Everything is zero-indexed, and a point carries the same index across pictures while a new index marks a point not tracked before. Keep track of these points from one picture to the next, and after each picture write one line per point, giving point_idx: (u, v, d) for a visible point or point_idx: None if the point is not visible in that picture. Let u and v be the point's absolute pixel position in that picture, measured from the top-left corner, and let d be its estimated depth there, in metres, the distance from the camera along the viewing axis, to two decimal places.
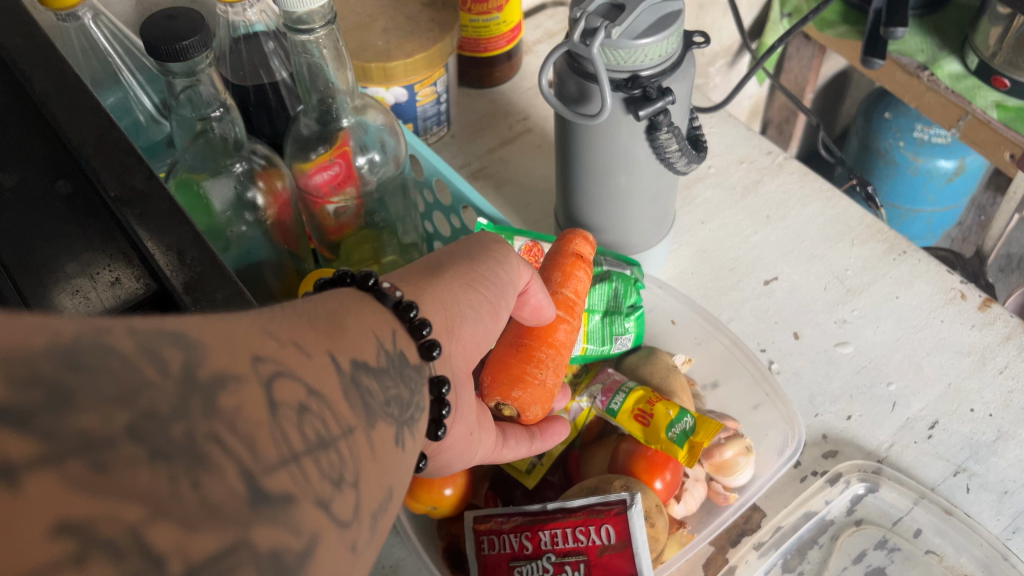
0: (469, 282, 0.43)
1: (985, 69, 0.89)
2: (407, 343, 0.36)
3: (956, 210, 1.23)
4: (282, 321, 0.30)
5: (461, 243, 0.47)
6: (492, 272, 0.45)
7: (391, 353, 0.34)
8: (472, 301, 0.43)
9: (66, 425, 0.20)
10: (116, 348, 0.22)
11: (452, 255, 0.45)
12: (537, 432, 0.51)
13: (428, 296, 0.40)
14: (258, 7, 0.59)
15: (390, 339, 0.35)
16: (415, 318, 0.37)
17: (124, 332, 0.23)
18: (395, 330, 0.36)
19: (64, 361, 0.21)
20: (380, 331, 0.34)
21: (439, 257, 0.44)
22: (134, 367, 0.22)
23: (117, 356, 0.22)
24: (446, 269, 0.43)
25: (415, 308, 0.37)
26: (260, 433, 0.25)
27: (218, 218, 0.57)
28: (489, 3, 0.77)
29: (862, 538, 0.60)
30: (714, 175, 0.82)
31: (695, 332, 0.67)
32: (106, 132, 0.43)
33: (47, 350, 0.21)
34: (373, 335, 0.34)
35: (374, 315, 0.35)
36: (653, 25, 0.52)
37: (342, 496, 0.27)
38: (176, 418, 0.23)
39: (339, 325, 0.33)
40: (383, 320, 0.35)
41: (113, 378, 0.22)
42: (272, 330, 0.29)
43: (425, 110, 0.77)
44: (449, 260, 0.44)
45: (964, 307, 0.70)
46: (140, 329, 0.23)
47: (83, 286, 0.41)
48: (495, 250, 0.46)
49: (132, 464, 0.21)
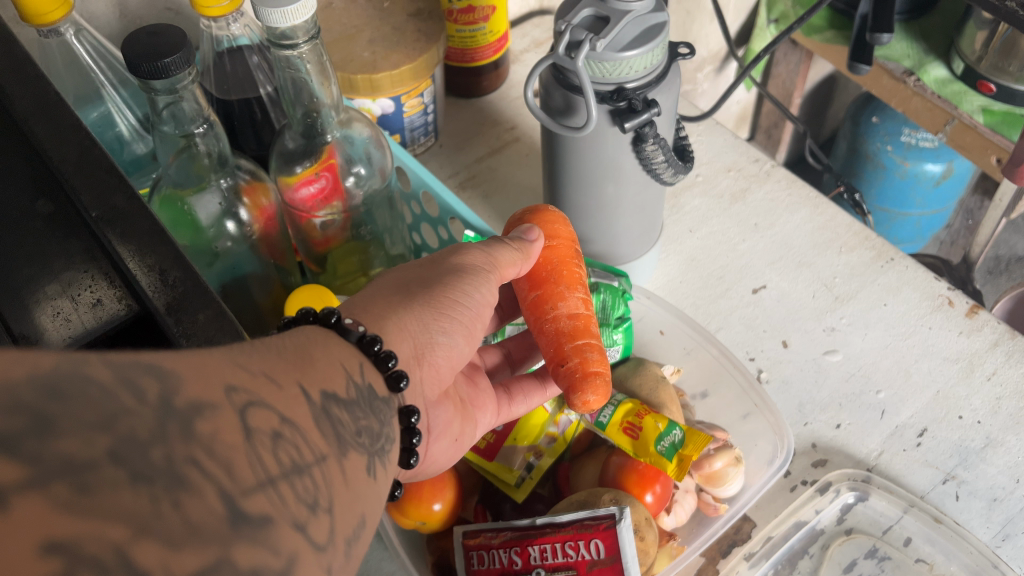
0: (439, 310, 0.43)
1: (971, 73, 0.89)
2: (375, 377, 0.36)
3: (944, 214, 1.24)
4: (251, 354, 0.30)
5: (433, 262, 0.47)
6: (467, 296, 0.45)
7: (360, 385, 0.34)
8: (445, 327, 0.43)
9: (50, 449, 0.20)
10: (94, 378, 0.22)
11: (422, 280, 0.45)
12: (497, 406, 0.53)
13: (392, 329, 0.41)
14: (241, 22, 0.59)
15: (358, 371, 0.35)
16: (381, 351, 0.37)
17: (100, 362, 0.23)
18: (363, 363, 0.36)
19: (47, 391, 0.21)
20: (348, 363, 0.34)
21: (408, 280, 0.45)
22: (112, 396, 0.23)
23: (94, 385, 0.22)
24: (416, 293, 0.43)
25: (379, 341, 0.37)
26: (237, 458, 0.25)
27: (205, 234, 0.57)
28: (475, 13, 0.77)
29: (852, 547, 0.60)
30: (701, 183, 0.82)
31: (683, 341, 0.67)
32: (88, 150, 0.42)
33: (28, 380, 0.21)
34: (342, 367, 0.34)
35: (341, 349, 0.35)
36: (638, 37, 0.52)
37: (317, 520, 0.27)
38: (155, 443, 0.23)
39: (307, 357, 0.33)
40: (350, 353, 0.35)
41: (92, 405, 0.22)
42: (241, 361, 0.29)
43: (412, 121, 0.77)
44: (418, 282, 0.44)
45: (952, 313, 0.70)
46: (115, 361, 0.24)
47: (64, 307, 0.41)
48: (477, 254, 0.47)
49: (114, 486, 0.21)
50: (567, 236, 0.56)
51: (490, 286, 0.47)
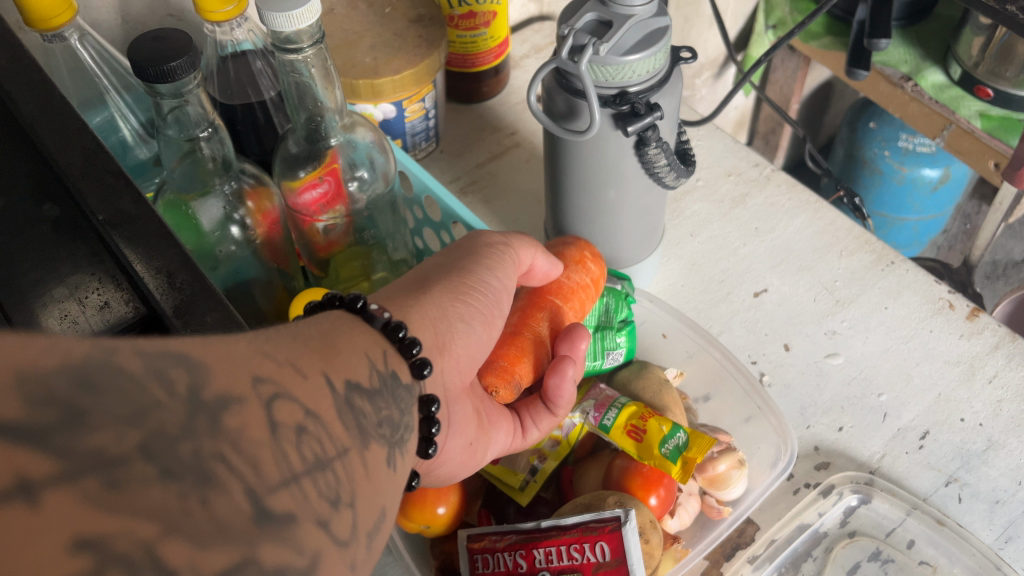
0: (457, 295, 0.44)
1: (968, 78, 0.89)
2: (398, 364, 0.36)
3: (941, 218, 1.24)
4: (278, 342, 0.30)
5: (453, 248, 0.49)
6: (481, 278, 0.46)
7: (383, 373, 0.34)
8: (462, 314, 0.43)
9: (80, 445, 0.20)
10: (125, 369, 0.23)
11: (438, 269, 0.46)
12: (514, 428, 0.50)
13: (414, 317, 0.41)
14: (246, 26, 0.59)
15: (382, 360, 0.35)
16: (405, 338, 0.37)
17: (132, 352, 0.23)
18: (386, 350, 0.36)
19: (78, 382, 0.21)
20: (371, 351, 0.34)
21: (428, 271, 0.46)
22: (142, 389, 0.23)
23: (126, 377, 0.22)
24: (436, 285, 0.44)
25: (404, 328, 0.37)
26: (263, 453, 0.25)
27: (208, 238, 0.57)
28: (476, 19, 0.78)
29: (855, 550, 0.60)
30: (701, 188, 0.82)
31: (686, 345, 0.67)
32: (93, 154, 0.42)
33: (58, 371, 0.21)
34: (366, 356, 0.34)
35: (364, 336, 0.35)
36: (640, 41, 0.52)
37: (340, 516, 0.27)
38: (184, 437, 0.23)
39: (332, 346, 0.33)
40: (373, 340, 0.35)
41: (124, 399, 0.22)
42: (269, 351, 0.29)
43: (413, 126, 0.77)
44: (441, 272, 0.46)
45: (953, 316, 0.70)
46: (147, 351, 0.24)
47: (72, 310, 0.41)
48: (484, 251, 0.48)
49: (143, 482, 0.21)
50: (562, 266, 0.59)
51: (504, 271, 0.48)
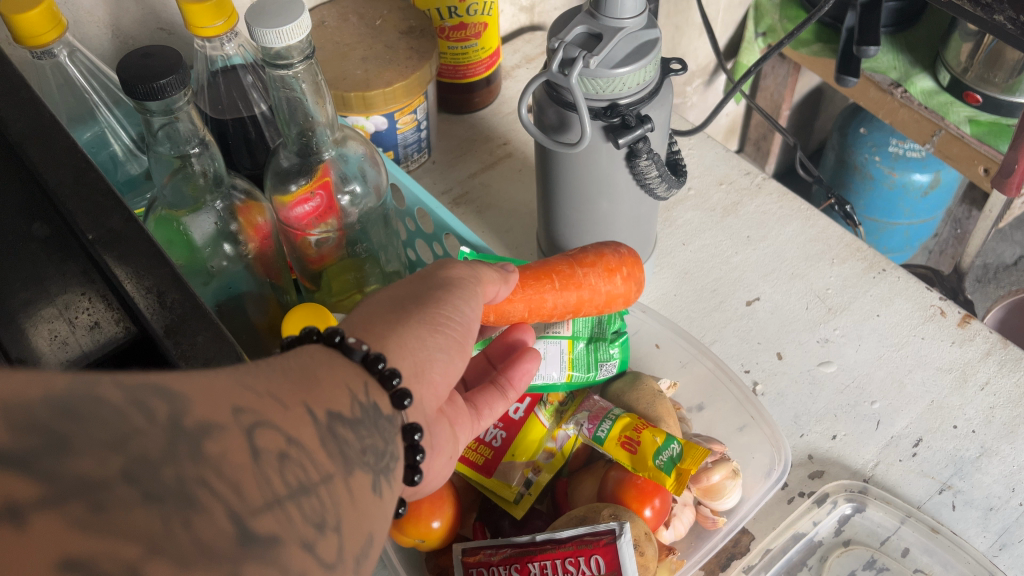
0: (435, 325, 0.43)
1: (956, 85, 0.90)
2: (379, 395, 0.36)
3: (932, 223, 1.24)
4: (258, 376, 0.30)
5: (419, 278, 0.47)
6: (455, 308, 0.45)
7: (365, 404, 0.34)
8: (440, 344, 0.43)
9: (65, 469, 0.21)
10: (106, 399, 0.23)
11: (411, 296, 0.45)
12: (475, 409, 0.51)
13: (393, 345, 0.40)
14: (235, 41, 0.59)
15: (363, 391, 0.35)
16: (386, 369, 0.36)
17: (111, 383, 0.23)
18: (367, 381, 0.36)
19: (61, 411, 0.22)
20: (352, 383, 0.34)
21: (400, 297, 0.44)
22: (124, 417, 0.23)
23: (107, 406, 0.23)
24: (414, 315, 0.43)
25: (383, 359, 0.36)
26: (245, 477, 0.25)
27: (199, 253, 0.57)
28: (467, 30, 0.78)
29: (851, 558, 0.61)
30: (693, 197, 0.82)
31: (680, 355, 0.68)
32: (83, 171, 0.42)
33: (42, 401, 0.21)
34: (347, 387, 0.34)
35: (345, 369, 0.35)
36: (630, 54, 0.53)
37: (325, 540, 0.27)
38: (166, 462, 0.23)
39: (312, 379, 0.33)
40: (354, 373, 0.35)
41: (106, 426, 0.22)
42: (249, 383, 0.29)
43: (405, 137, 0.77)
44: (409, 295, 0.44)
45: (944, 323, 0.71)
46: (127, 382, 0.24)
47: (61, 330, 0.41)
48: (456, 288, 0.46)
49: (127, 505, 0.22)
50: (591, 294, 0.59)
51: (476, 300, 0.47)
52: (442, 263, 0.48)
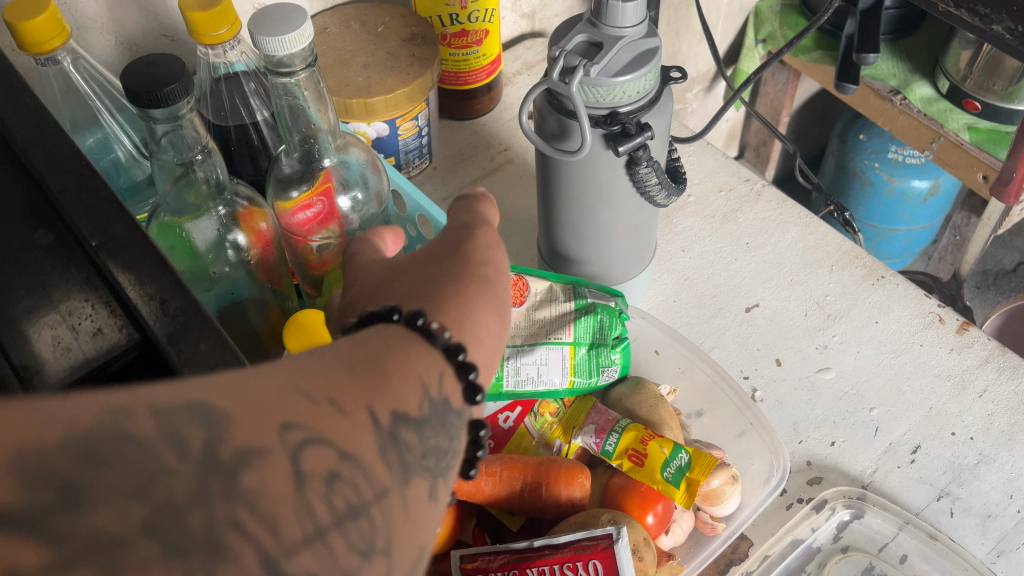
0: (498, 309, 0.37)
1: (955, 92, 0.91)
2: (454, 388, 0.33)
3: (931, 229, 1.25)
4: (320, 371, 0.29)
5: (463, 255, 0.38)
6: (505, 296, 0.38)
7: (436, 400, 0.31)
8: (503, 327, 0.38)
9: (77, 528, 0.21)
10: (132, 433, 0.23)
11: (481, 271, 0.38)
12: None
13: (468, 330, 0.35)
14: (238, 49, 0.60)
15: (436, 383, 0.32)
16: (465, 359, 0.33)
17: (146, 412, 0.24)
18: (444, 373, 0.32)
19: (81, 457, 0.22)
20: (427, 375, 0.31)
21: (462, 264, 0.38)
22: (152, 455, 0.23)
23: (134, 443, 0.23)
24: (474, 293, 0.37)
25: (464, 350, 0.33)
26: (282, 509, 0.25)
27: (202, 259, 0.57)
28: (468, 37, 0.78)
29: (849, 565, 0.61)
30: (693, 204, 0.82)
31: (678, 361, 0.68)
32: (86, 180, 0.42)
33: (61, 447, 0.22)
34: (419, 382, 0.31)
35: (421, 356, 0.32)
36: (630, 62, 0.53)
37: (373, 565, 0.27)
38: (193, 507, 0.23)
39: (382, 369, 0.30)
40: (431, 363, 0.32)
41: (130, 470, 0.23)
42: (307, 386, 0.28)
43: (407, 144, 0.78)
44: (450, 250, 0.39)
45: (943, 330, 0.71)
46: (163, 406, 0.24)
47: (64, 335, 0.41)
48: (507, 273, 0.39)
49: (147, 562, 0.22)
50: None
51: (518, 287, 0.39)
52: (488, 243, 0.40)
